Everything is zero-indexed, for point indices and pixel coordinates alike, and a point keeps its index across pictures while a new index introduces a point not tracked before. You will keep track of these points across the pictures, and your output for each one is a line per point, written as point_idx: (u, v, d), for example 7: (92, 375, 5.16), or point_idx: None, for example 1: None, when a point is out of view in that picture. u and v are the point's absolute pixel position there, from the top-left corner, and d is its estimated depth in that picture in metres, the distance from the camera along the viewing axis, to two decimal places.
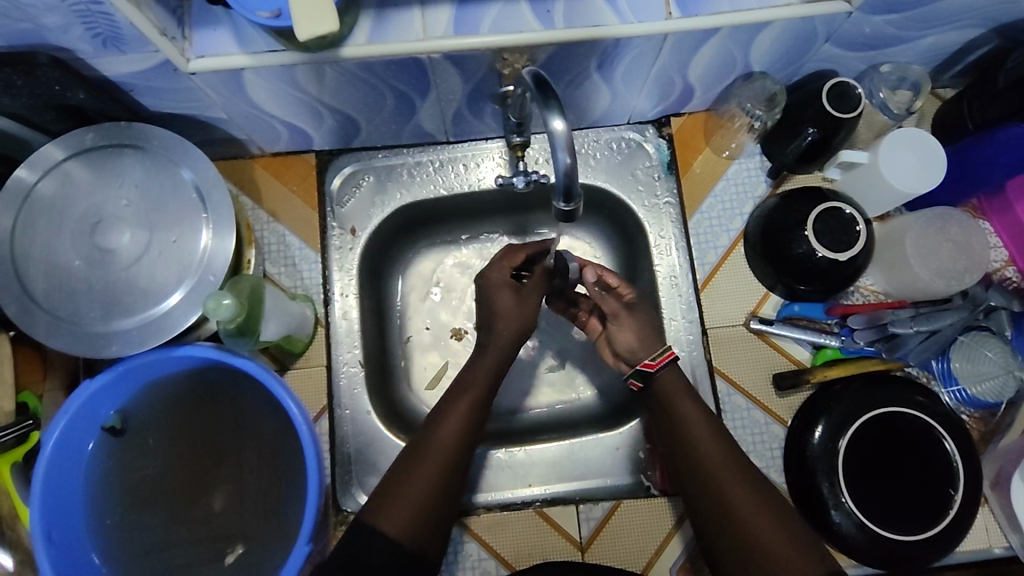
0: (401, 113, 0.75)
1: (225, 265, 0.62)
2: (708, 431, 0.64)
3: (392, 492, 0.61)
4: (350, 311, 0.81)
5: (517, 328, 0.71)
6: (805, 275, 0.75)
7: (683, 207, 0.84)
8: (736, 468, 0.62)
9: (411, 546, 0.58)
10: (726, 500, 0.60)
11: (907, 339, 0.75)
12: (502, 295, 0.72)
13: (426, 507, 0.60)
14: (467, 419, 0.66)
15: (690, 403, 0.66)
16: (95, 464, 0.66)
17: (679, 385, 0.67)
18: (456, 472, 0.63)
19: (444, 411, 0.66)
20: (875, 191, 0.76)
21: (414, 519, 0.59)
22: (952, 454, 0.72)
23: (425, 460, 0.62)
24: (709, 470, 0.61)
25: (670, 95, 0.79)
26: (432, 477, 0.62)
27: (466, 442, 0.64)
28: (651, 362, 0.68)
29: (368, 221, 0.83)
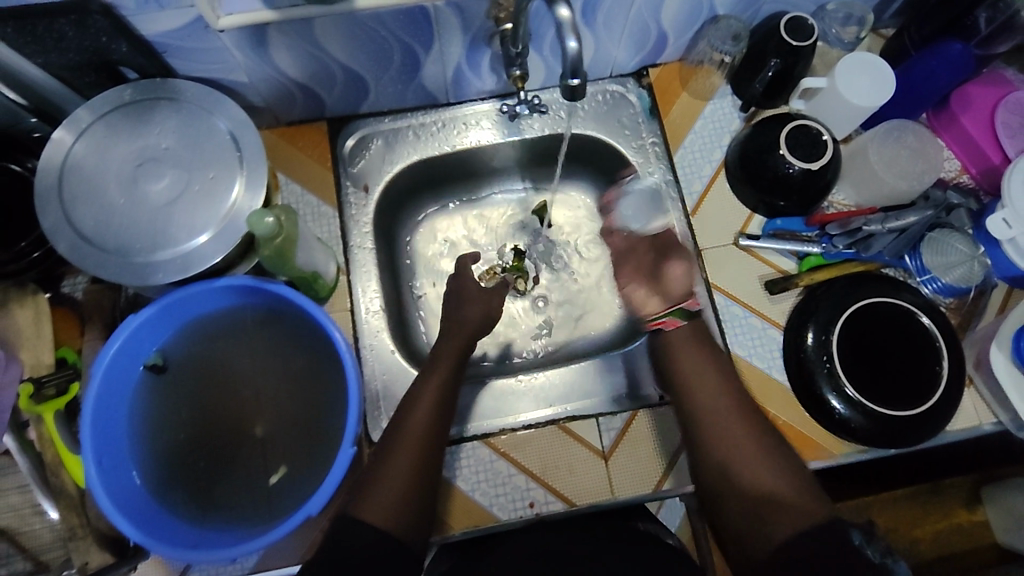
0: (407, 70, 0.83)
1: (261, 193, 0.68)
2: (725, 397, 0.70)
3: (371, 483, 0.64)
4: (368, 260, 0.86)
5: (484, 308, 0.82)
6: (784, 190, 0.83)
7: (668, 144, 0.92)
8: (748, 426, 0.67)
9: (396, 533, 0.60)
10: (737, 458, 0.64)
11: (881, 238, 0.83)
12: (467, 289, 0.84)
13: (409, 492, 0.63)
14: (436, 408, 0.70)
15: (707, 369, 0.74)
16: (139, 400, 0.69)
17: (688, 341, 0.77)
18: (432, 452, 0.67)
19: (414, 400, 0.71)
20: (837, 110, 0.85)
21: (398, 505, 0.62)
22: (935, 335, 0.79)
23: (403, 445, 0.66)
24: (727, 441, 0.66)
25: (646, 44, 0.88)
26: (411, 460, 0.65)
27: (437, 427, 0.69)
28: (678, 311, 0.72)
29: (380, 177, 0.91)
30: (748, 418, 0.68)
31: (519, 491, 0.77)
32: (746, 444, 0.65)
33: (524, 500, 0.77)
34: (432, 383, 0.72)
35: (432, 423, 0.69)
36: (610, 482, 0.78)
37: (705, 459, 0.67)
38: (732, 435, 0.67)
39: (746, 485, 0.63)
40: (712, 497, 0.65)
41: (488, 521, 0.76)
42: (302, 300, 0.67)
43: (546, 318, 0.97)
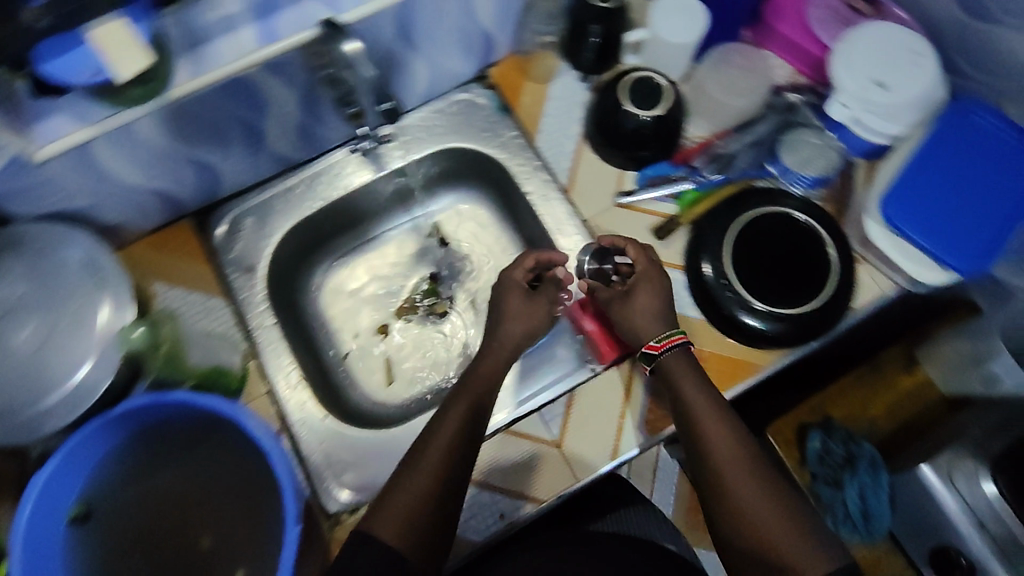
0: (252, 141, 0.82)
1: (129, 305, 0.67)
2: (730, 435, 0.67)
3: (384, 503, 0.63)
4: (274, 338, 0.84)
5: (524, 325, 0.79)
6: (642, 141, 0.87)
7: (527, 133, 0.94)
8: (754, 470, 0.64)
9: (404, 552, 0.60)
10: (739, 494, 0.63)
11: (739, 155, 0.88)
12: (513, 296, 0.80)
13: (418, 510, 0.62)
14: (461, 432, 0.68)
15: (712, 407, 0.69)
16: (73, 554, 0.66)
17: (690, 370, 0.73)
18: (456, 472, 0.66)
19: (440, 418, 0.70)
20: (667, 53, 0.89)
21: (406, 521, 0.61)
22: (813, 226, 0.84)
23: (421, 465, 0.65)
24: (742, 490, 0.63)
25: (475, 47, 0.90)
26: (429, 478, 0.64)
27: (465, 446, 0.67)
28: (655, 346, 0.75)
29: (262, 254, 0.88)
30: (758, 461, 0.65)
31: (486, 506, 0.77)
32: (751, 489, 0.63)
33: (493, 514, 0.76)
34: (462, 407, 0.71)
35: (453, 446, 0.67)
36: (570, 470, 0.78)
37: (715, 504, 0.64)
38: (739, 478, 0.64)
39: (754, 530, 0.61)
40: (719, 534, 0.64)
41: (468, 547, 0.75)
42: (209, 400, 0.65)
43: (472, 332, 0.96)
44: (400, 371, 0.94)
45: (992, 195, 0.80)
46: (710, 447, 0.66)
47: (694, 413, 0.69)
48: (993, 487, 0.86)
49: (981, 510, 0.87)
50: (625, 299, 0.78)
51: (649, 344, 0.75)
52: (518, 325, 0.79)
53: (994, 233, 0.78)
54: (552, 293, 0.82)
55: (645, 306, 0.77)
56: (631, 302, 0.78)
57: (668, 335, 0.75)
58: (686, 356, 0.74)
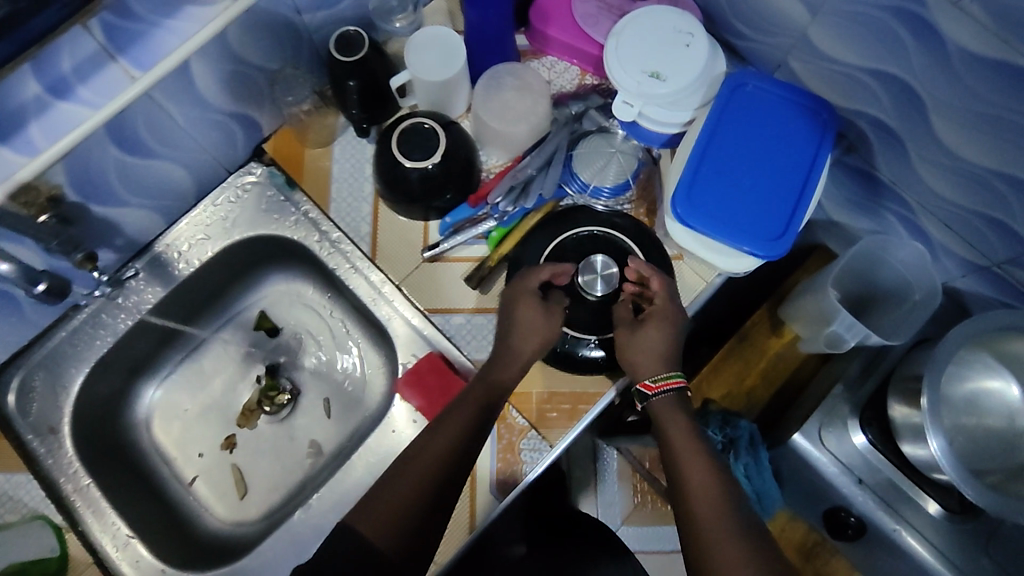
0: (4, 301, 0.75)
1: None
2: (719, 496, 0.60)
3: (375, 499, 0.61)
4: (95, 496, 0.80)
5: (538, 338, 0.75)
6: (430, 190, 0.81)
7: (320, 205, 0.88)
8: (741, 533, 0.57)
9: (376, 547, 0.57)
10: (716, 539, 0.57)
11: (538, 181, 0.84)
12: (527, 304, 0.75)
13: (410, 507, 0.61)
14: (461, 435, 0.66)
15: (702, 461, 0.63)
16: None
17: (684, 422, 0.68)
18: (449, 482, 0.63)
19: (445, 414, 0.69)
20: (436, 91, 0.83)
21: (393, 523, 0.59)
22: (619, 238, 0.82)
23: (413, 464, 0.64)
24: (716, 535, 0.57)
25: (232, 130, 0.84)
26: (416, 478, 0.62)
27: (465, 445, 0.66)
28: (649, 386, 0.72)
29: (62, 408, 0.82)
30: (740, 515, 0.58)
31: None
32: (735, 551, 0.55)
33: None
34: (468, 411, 0.68)
35: (450, 447, 0.65)
36: None
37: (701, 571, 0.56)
38: (731, 547, 0.56)
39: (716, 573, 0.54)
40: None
41: None
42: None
43: (324, 423, 0.91)
44: (252, 481, 0.88)
45: (782, 171, 0.78)
46: (696, 503, 0.60)
47: (684, 466, 0.63)
48: (863, 439, 0.87)
49: (857, 468, 0.87)
50: (636, 327, 0.74)
51: (644, 381, 0.72)
52: (534, 339, 0.74)
53: (788, 210, 0.76)
54: (559, 308, 0.77)
55: (649, 343, 0.73)
56: (644, 330, 0.74)
57: (667, 377, 0.72)
58: (675, 403, 0.70)
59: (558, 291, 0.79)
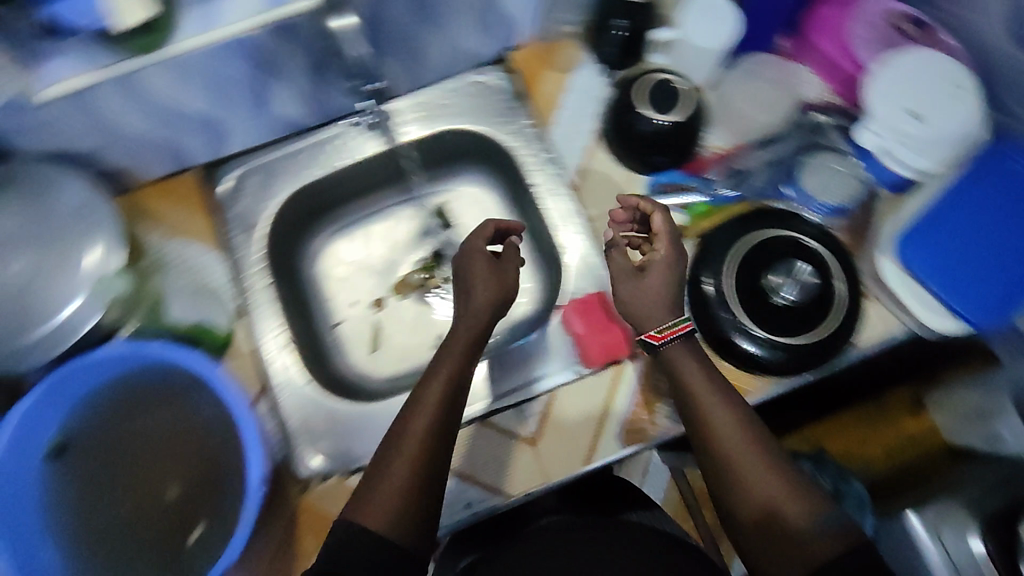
0: (259, 102, 0.82)
1: (119, 251, 0.69)
2: (746, 434, 0.62)
3: (373, 488, 0.59)
4: (265, 299, 0.86)
5: (497, 285, 0.74)
6: (654, 146, 0.84)
7: (541, 124, 0.92)
8: (766, 460, 0.61)
9: (394, 537, 0.57)
10: (749, 478, 0.60)
11: (755, 174, 0.86)
12: (478, 260, 0.75)
13: (416, 488, 0.60)
14: (442, 403, 0.64)
15: (716, 394, 0.65)
16: (50, 489, 0.67)
17: (694, 362, 0.67)
18: (441, 458, 0.62)
19: (430, 374, 0.66)
20: (692, 57, 0.85)
21: (401, 506, 0.58)
22: (823, 253, 0.80)
23: (406, 442, 0.62)
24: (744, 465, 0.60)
25: (495, 30, 0.88)
26: (412, 461, 0.60)
27: (443, 422, 0.64)
28: (656, 334, 0.68)
29: (263, 213, 0.89)
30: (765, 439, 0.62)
31: (453, 495, 0.77)
32: (767, 482, 0.59)
33: (459, 504, 0.76)
34: (428, 394, 0.64)
35: (433, 424, 0.63)
36: (539, 467, 0.78)
37: (737, 501, 0.60)
38: (761, 481, 0.60)
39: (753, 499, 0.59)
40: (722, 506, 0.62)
41: None
42: (174, 354, 0.66)
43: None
44: (386, 343, 0.95)
45: (1018, 247, 0.77)
46: (721, 442, 0.62)
47: (700, 401, 0.65)
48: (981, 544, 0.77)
49: (957, 554, 0.78)
50: (637, 276, 0.71)
51: (649, 333, 0.69)
52: (482, 290, 0.73)
53: (1008, 288, 0.76)
54: (513, 260, 0.78)
55: (650, 290, 0.70)
56: (647, 278, 0.71)
57: (674, 324, 0.68)
58: (686, 345, 0.68)
59: (511, 239, 0.81)
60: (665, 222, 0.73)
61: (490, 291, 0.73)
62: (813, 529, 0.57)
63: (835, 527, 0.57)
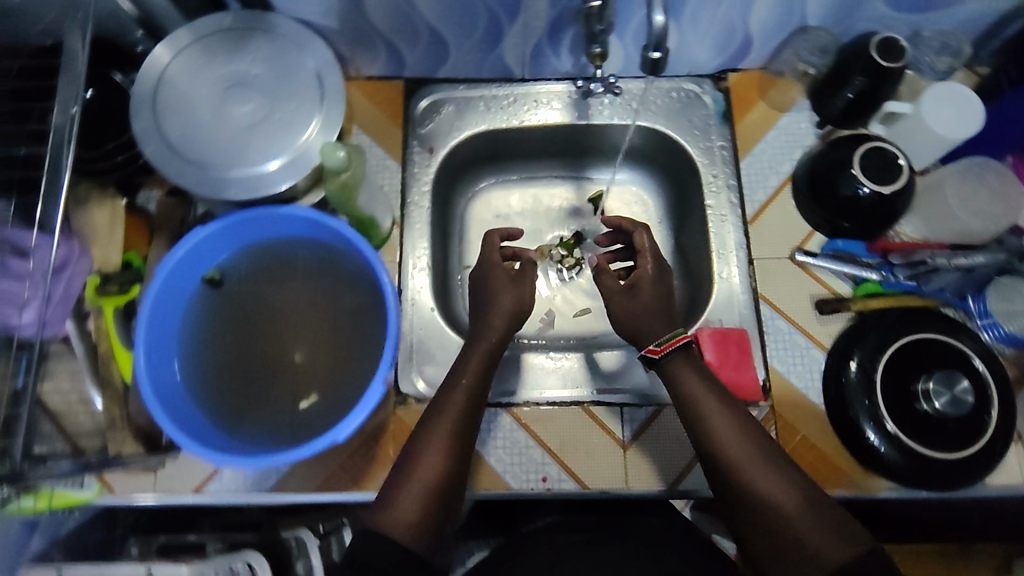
0: (489, 40, 0.85)
1: (338, 120, 0.72)
2: (753, 446, 0.63)
3: (393, 494, 0.62)
4: (422, 219, 0.89)
5: (517, 302, 0.77)
6: (847, 211, 0.82)
7: (736, 150, 0.90)
8: (764, 457, 0.62)
9: (413, 542, 0.58)
10: (762, 485, 0.60)
11: (944, 275, 0.80)
12: (499, 272, 0.80)
13: (437, 496, 0.62)
14: (466, 410, 0.68)
15: (721, 408, 0.66)
16: (193, 309, 0.73)
17: (694, 375, 0.69)
18: (460, 462, 0.65)
19: (457, 374, 0.70)
20: (918, 138, 0.82)
21: (423, 514, 0.60)
22: (985, 376, 0.75)
23: (431, 446, 0.64)
24: (755, 468, 0.61)
25: (729, 47, 0.87)
26: (436, 463, 0.63)
27: (466, 431, 0.66)
28: (656, 348, 0.72)
29: (447, 141, 0.92)
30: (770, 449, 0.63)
31: (535, 464, 0.78)
32: (770, 480, 0.61)
33: (538, 474, 0.77)
34: (454, 402, 0.68)
35: (457, 434, 0.65)
36: (625, 471, 0.77)
37: (750, 508, 0.60)
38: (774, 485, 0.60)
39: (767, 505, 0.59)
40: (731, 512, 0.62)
41: (501, 488, 0.76)
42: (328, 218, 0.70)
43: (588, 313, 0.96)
44: None
45: None
46: (726, 449, 0.63)
47: (703, 413, 0.67)
48: None
49: None
50: (628, 292, 0.77)
51: (649, 347, 0.72)
52: (506, 302, 0.76)
53: None
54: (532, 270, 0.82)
55: (642, 304, 0.76)
56: (638, 292, 0.77)
57: (668, 338, 0.72)
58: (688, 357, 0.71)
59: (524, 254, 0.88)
60: (650, 241, 0.81)
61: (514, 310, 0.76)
62: (821, 528, 0.57)
63: (844, 528, 0.57)
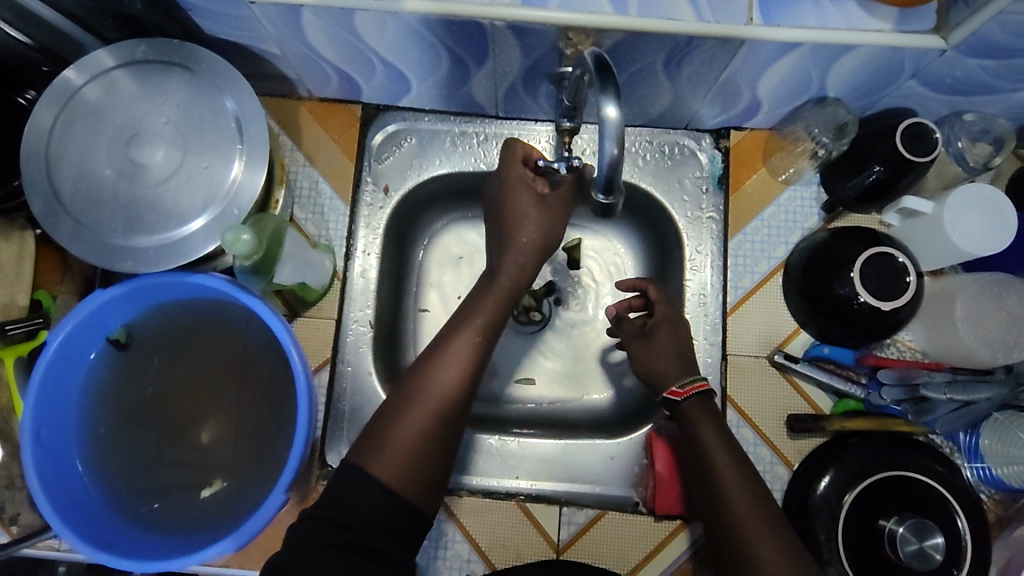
0: (456, 79, 0.74)
1: (251, 200, 0.62)
2: (760, 511, 0.59)
3: (385, 431, 0.60)
4: (369, 270, 0.80)
5: (536, 243, 0.70)
6: (840, 317, 0.72)
7: (726, 225, 0.79)
8: (772, 532, 0.58)
9: (400, 487, 0.57)
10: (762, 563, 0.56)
11: (939, 405, 0.70)
12: (521, 194, 0.70)
13: (428, 449, 0.60)
14: (471, 345, 0.65)
15: (734, 466, 0.62)
16: (95, 372, 0.66)
17: (709, 424, 0.66)
18: (461, 395, 0.63)
19: (469, 311, 0.68)
20: (932, 243, 0.72)
21: (413, 462, 0.59)
22: (963, 533, 0.68)
23: (426, 382, 0.62)
24: (757, 544, 0.57)
25: (733, 108, 0.75)
26: (431, 400, 0.61)
27: (467, 378, 0.63)
28: (678, 391, 0.69)
29: (403, 182, 0.82)
30: (778, 529, 0.59)
31: (460, 560, 0.72)
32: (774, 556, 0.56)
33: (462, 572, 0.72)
34: (459, 347, 0.64)
35: (459, 385, 0.63)
36: None
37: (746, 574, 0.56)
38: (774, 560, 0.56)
39: None
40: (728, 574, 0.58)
41: None
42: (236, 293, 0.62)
43: (531, 382, 0.88)
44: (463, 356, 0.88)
45: None
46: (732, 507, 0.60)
47: (714, 465, 0.63)
48: None
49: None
50: (643, 338, 0.74)
51: (670, 389, 0.70)
52: (530, 229, 0.70)
53: None
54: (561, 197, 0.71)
55: (661, 348, 0.73)
56: (651, 338, 0.74)
57: (689, 382, 0.69)
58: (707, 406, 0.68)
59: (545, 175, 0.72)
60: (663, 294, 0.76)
61: (527, 257, 0.70)
62: None
63: None
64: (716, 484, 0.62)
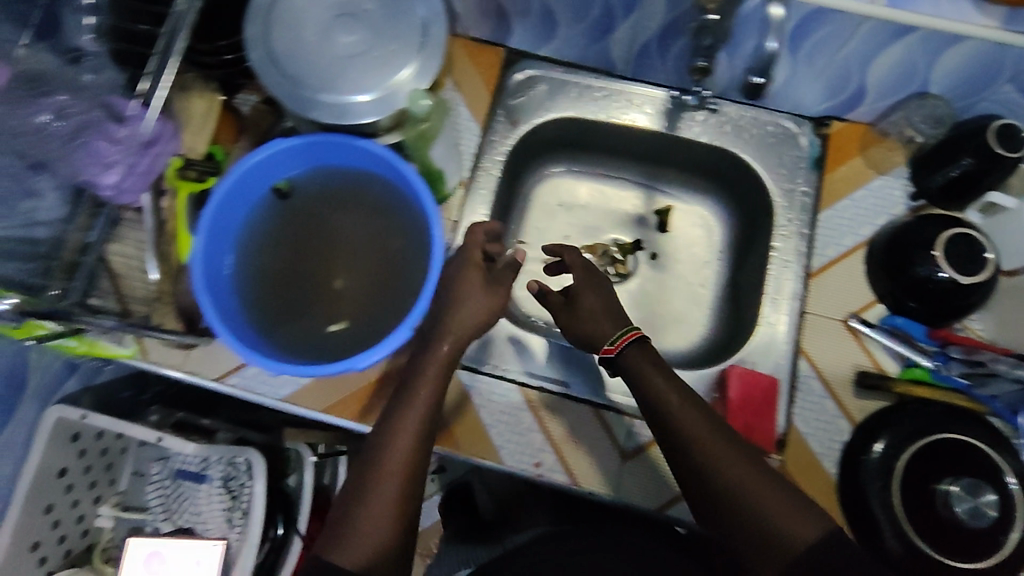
0: (599, 29, 0.84)
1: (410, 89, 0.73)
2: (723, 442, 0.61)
3: (345, 524, 0.59)
4: (488, 186, 0.90)
5: (486, 310, 0.69)
6: (917, 292, 0.78)
7: (819, 200, 0.87)
8: (740, 451, 0.61)
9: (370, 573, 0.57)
10: (729, 479, 0.59)
11: (1003, 385, 0.74)
12: (471, 277, 0.71)
13: (387, 535, 0.58)
14: (427, 410, 0.64)
15: (688, 404, 0.64)
16: (258, 212, 0.77)
17: (648, 361, 0.68)
18: (418, 468, 0.62)
19: (426, 363, 0.66)
20: (1015, 235, 0.78)
21: (373, 552, 0.57)
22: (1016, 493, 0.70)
23: (383, 458, 0.61)
24: (720, 462, 0.60)
25: (840, 94, 0.84)
26: (391, 481, 0.60)
27: (421, 452, 0.62)
28: (610, 348, 0.71)
29: (532, 118, 0.93)
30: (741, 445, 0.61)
31: (533, 447, 0.78)
32: (737, 465, 0.60)
33: (533, 457, 0.77)
34: (411, 417, 0.63)
35: (411, 460, 0.61)
36: (620, 480, 0.76)
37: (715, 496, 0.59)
38: (737, 481, 0.59)
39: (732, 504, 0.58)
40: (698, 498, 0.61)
41: (495, 460, 0.77)
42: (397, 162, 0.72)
43: None
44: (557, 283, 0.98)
45: None
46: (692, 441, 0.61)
47: (668, 407, 0.64)
48: None
49: None
50: (570, 308, 0.76)
51: (605, 347, 0.72)
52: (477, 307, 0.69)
53: None
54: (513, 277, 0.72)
55: (590, 315, 0.74)
56: (578, 306, 0.75)
57: (619, 336, 0.71)
58: (642, 349, 0.69)
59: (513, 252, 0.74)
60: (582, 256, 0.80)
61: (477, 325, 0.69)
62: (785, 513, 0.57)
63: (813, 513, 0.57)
64: (672, 428, 0.63)
